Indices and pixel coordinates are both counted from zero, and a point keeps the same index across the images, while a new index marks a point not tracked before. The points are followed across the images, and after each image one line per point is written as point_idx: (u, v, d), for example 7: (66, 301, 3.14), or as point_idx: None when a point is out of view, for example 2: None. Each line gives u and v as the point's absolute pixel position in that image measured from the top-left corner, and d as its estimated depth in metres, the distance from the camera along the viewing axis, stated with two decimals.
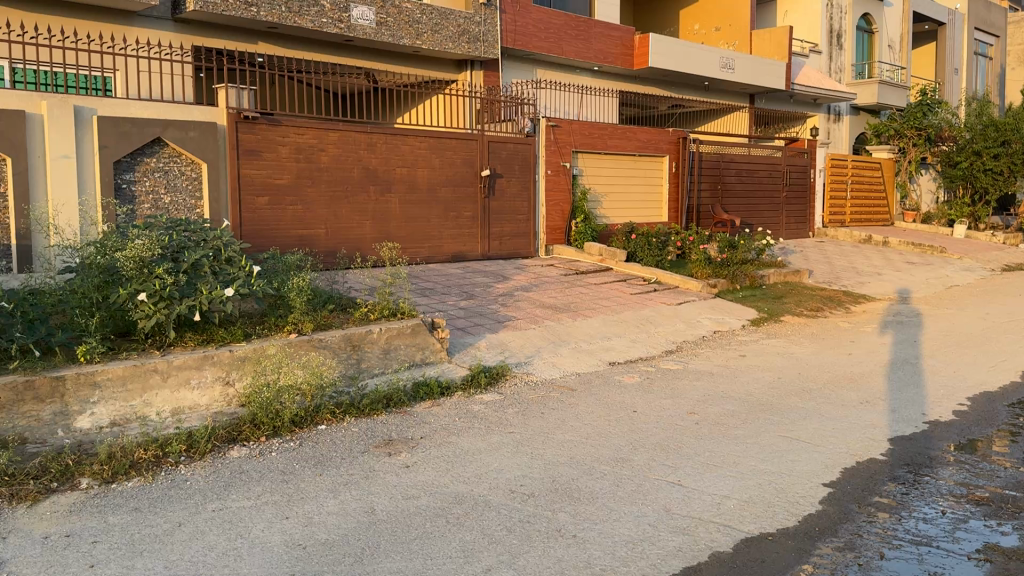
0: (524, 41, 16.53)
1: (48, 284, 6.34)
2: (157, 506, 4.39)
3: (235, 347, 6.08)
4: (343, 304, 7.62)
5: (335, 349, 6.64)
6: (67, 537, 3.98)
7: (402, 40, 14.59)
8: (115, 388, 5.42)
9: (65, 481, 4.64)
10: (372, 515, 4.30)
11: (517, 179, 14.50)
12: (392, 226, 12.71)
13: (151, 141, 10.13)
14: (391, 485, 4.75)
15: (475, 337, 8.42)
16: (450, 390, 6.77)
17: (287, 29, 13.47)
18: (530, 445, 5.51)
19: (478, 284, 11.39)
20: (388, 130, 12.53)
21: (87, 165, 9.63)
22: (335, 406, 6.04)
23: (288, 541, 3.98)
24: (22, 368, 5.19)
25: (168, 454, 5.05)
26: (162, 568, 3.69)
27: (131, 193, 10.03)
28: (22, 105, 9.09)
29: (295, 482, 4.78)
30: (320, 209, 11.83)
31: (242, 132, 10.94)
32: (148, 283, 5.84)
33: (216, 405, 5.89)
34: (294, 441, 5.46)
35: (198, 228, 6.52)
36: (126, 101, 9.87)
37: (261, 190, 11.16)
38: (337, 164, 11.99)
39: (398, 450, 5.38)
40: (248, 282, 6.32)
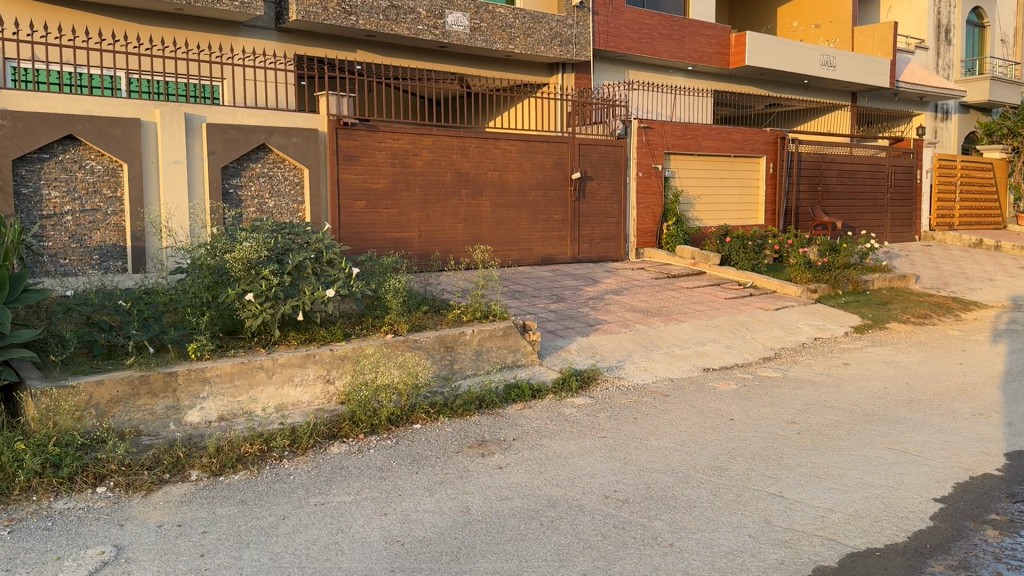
0: (616, 43, 16.41)
1: (161, 284, 6.61)
2: (263, 499, 4.54)
3: (335, 347, 6.24)
4: (436, 307, 7.71)
5: (428, 350, 6.73)
6: (178, 527, 4.16)
7: (495, 45, 14.71)
8: (223, 385, 5.64)
9: (177, 473, 4.85)
10: (467, 515, 4.33)
11: (608, 182, 14.41)
12: (483, 229, 12.83)
13: (257, 147, 10.52)
14: (484, 486, 4.78)
15: (566, 340, 8.39)
16: (542, 392, 6.76)
17: (383, 37, 13.77)
18: (624, 450, 5.45)
19: (568, 287, 11.36)
20: (480, 134, 12.66)
21: (197, 171, 10.06)
22: (429, 405, 6.12)
23: (387, 537, 4.05)
24: (138, 364, 5.46)
25: (273, 448, 5.22)
26: (267, 559, 3.81)
27: (238, 197, 10.43)
28: (138, 113, 9.57)
29: (392, 479, 4.87)
30: (414, 211, 12.05)
31: (342, 138, 11.24)
32: (255, 284, 6.07)
33: (316, 402, 6.07)
34: (391, 439, 5.57)
35: (301, 231, 6.71)
36: (234, 109, 10.27)
37: (358, 194, 11.46)
38: (432, 168, 12.19)
39: (492, 451, 5.41)
40: (348, 283, 6.49)
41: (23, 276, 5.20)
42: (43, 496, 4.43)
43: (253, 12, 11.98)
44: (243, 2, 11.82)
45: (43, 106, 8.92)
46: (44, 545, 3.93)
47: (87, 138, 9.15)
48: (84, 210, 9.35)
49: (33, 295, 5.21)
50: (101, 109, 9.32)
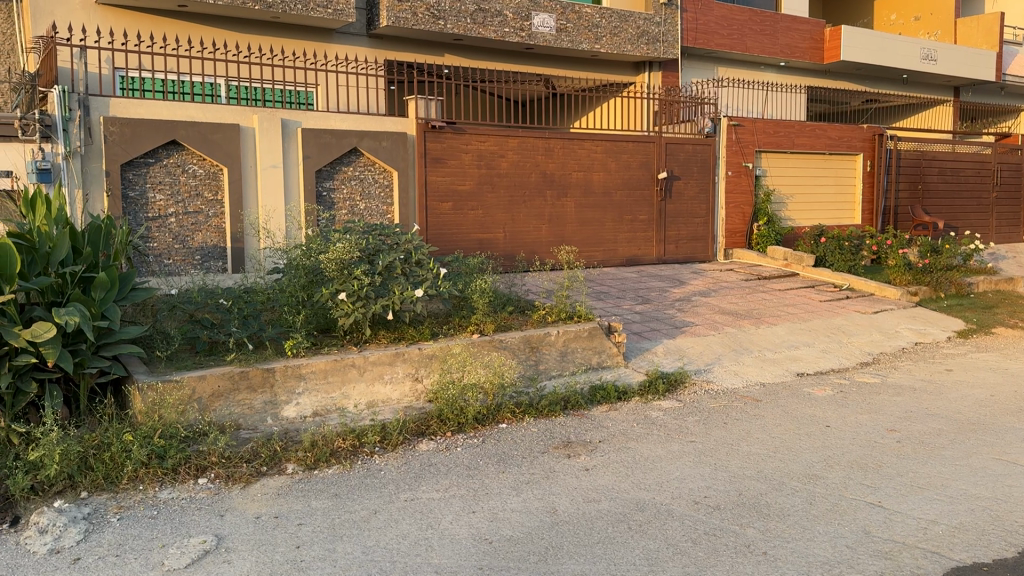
0: (705, 40, 16.14)
1: (259, 283, 6.83)
2: (355, 494, 4.65)
3: (423, 346, 6.34)
4: (522, 307, 7.74)
5: (514, 350, 6.75)
6: (276, 518, 4.29)
7: (581, 45, 14.68)
8: (317, 381, 5.80)
9: (274, 465, 5.02)
10: (554, 516, 4.32)
11: (696, 182, 14.17)
12: (568, 230, 12.81)
13: (349, 151, 10.79)
14: (571, 487, 4.76)
15: (653, 342, 8.28)
16: (628, 395, 6.69)
17: (471, 40, 13.92)
18: (714, 455, 5.35)
19: (654, 288, 11.23)
20: (566, 135, 12.65)
21: (292, 174, 10.40)
22: (515, 405, 6.13)
23: (475, 534, 4.08)
24: (237, 360, 5.68)
25: (364, 444, 5.34)
26: (360, 552, 3.89)
27: (331, 199, 10.72)
28: (237, 119, 9.95)
29: (479, 477, 4.90)
30: (500, 212, 12.14)
31: (430, 141, 11.41)
32: (347, 284, 6.23)
33: (405, 399, 6.17)
34: (478, 438, 5.62)
35: (391, 232, 6.81)
36: (327, 114, 10.55)
37: (445, 196, 11.62)
38: (517, 170, 12.25)
39: (577, 452, 5.39)
40: (436, 283, 6.60)
41: (131, 274, 5.43)
42: (149, 485, 4.64)
43: (346, 19, 12.31)
44: (335, 10, 12.16)
45: (149, 113, 9.37)
46: (151, 533, 4.11)
47: (190, 143, 9.57)
48: (187, 212, 9.75)
49: (141, 293, 5.44)
50: (202, 114, 9.73)
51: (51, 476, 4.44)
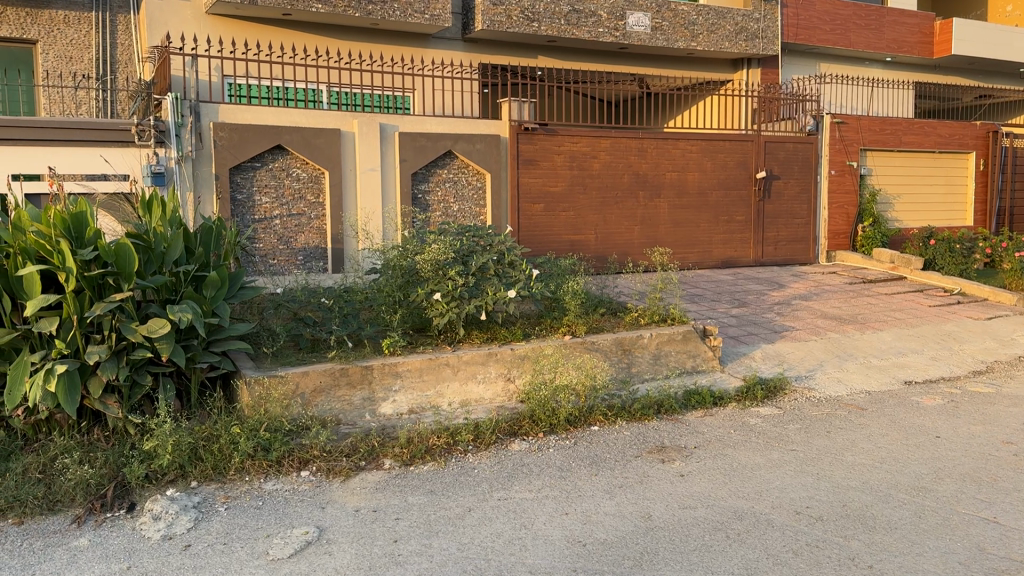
0: (807, 35, 15.65)
1: (357, 283, 7.00)
2: (450, 491, 4.72)
3: (515, 346, 6.37)
4: (614, 309, 7.70)
5: (606, 352, 6.70)
6: (374, 512, 4.40)
7: (676, 44, 14.47)
8: (413, 379, 5.91)
9: (371, 460, 5.15)
10: (649, 521, 4.27)
11: (796, 182, 13.75)
12: (661, 231, 12.66)
13: (444, 154, 10.96)
14: (666, 493, 4.70)
15: (750, 346, 8.09)
16: (724, 400, 6.54)
17: (565, 41, 13.90)
18: (817, 464, 5.18)
19: (752, 291, 10.97)
20: (660, 134, 12.49)
21: (390, 177, 10.64)
22: (607, 408, 6.09)
23: (569, 536, 4.08)
24: (337, 357, 5.85)
25: (458, 442, 5.41)
26: (455, 549, 3.94)
27: (426, 201, 10.92)
28: (338, 123, 10.25)
29: (572, 479, 4.90)
30: (592, 214, 12.09)
31: (523, 142, 11.47)
32: (442, 284, 6.33)
33: (498, 399, 6.21)
34: (569, 439, 5.61)
35: (485, 233, 6.85)
36: (424, 118, 10.74)
37: (538, 197, 11.66)
38: (610, 171, 12.17)
39: (672, 457, 5.31)
40: (528, 284, 6.61)
41: (239, 274, 5.65)
42: (254, 476, 4.84)
43: (442, 24, 12.52)
44: (432, 15, 12.38)
45: (255, 118, 9.75)
46: (256, 522, 4.28)
47: (293, 147, 9.92)
48: (291, 214, 10.10)
49: (248, 291, 5.65)
50: (306, 120, 10.07)
51: (165, 465, 4.68)
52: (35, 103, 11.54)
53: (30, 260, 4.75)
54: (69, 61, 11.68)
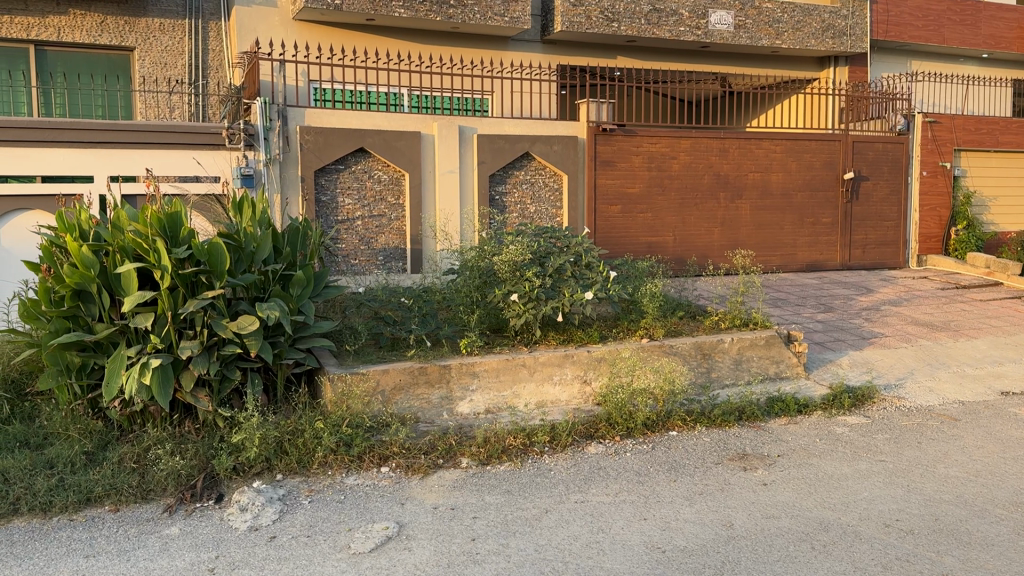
0: (897, 32, 15.11)
1: (436, 283, 7.09)
2: (527, 491, 4.72)
3: (592, 348, 6.31)
4: (693, 312, 7.57)
5: (686, 356, 6.55)
6: (452, 510, 4.44)
7: (760, 42, 14.16)
8: (490, 379, 5.93)
9: (449, 458, 5.21)
10: (730, 530, 4.18)
11: (886, 183, 13.27)
12: (742, 234, 12.41)
13: (522, 155, 10.99)
14: (748, 501, 4.59)
15: (837, 353, 7.84)
16: (809, 408, 6.35)
17: (645, 40, 13.77)
18: (907, 476, 4.98)
19: (838, 296, 10.63)
20: (742, 134, 12.25)
21: (468, 179, 10.74)
22: (686, 412, 5.97)
23: (648, 542, 4.02)
24: (416, 356, 5.92)
25: (534, 443, 5.41)
26: (533, 550, 3.93)
27: (503, 203, 10.97)
28: (418, 126, 10.39)
29: (650, 484, 4.83)
30: (670, 215, 11.95)
31: (601, 143, 11.41)
32: (519, 285, 6.33)
33: (574, 401, 6.18)
34: (647, 444, 5.54)
35: (562, 235, 6.81)
36: (502, 119, 10.79)
37: (616, 198, 11.59)
38: (690, 172, 12.00)
39: (754, 465, 5.18)
40: (605, 286, 6.53)
41: (324, 274, 5.78)
42: (337, 471, 4.96)
43: (521, 26, 12.56)
44: (512, 18, 12.44)
45: (339, 122, 9.98)
46: (339, 516, 4.37)
47: (376, 150, 10.12)
48: (371, 215, 10.30)
49: (332, 290, 5.77)
50: (387, 123, 10.25)
51: (252, 458, 4.83)
52: (132, 108, 12.00)
53: (128, 258, 4.94)
54: (163, 67, 12.14)
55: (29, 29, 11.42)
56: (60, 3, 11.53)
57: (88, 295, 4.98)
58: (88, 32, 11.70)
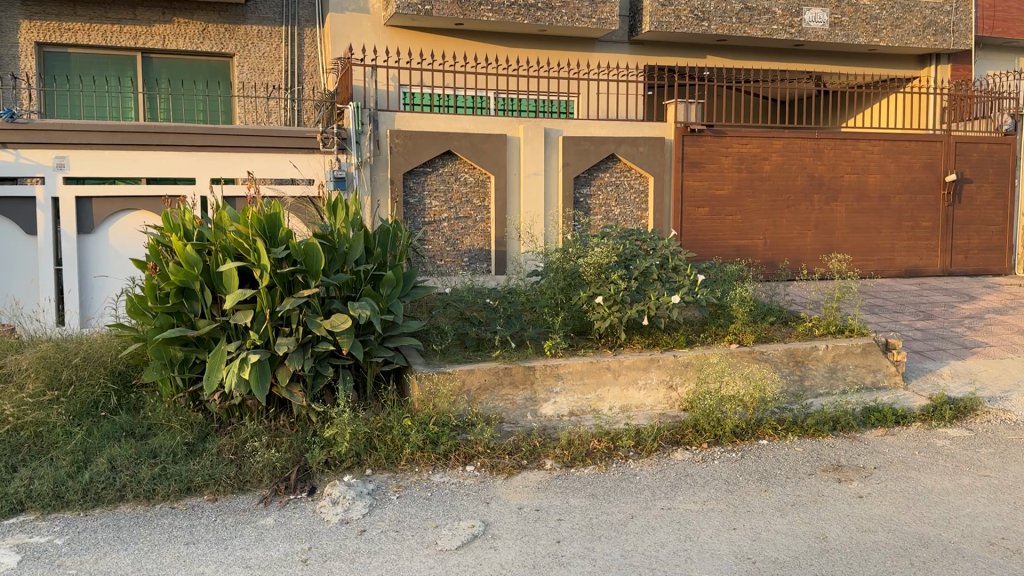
0: (1004, 28, 14.47)
1: (521, 284, 7.13)
2: (612, 496, 4.69)
3: (679, 353, 6.21)
4: (785, 318, 7.40)
5: (778, 363, 6.38)
6: (537, 511, 4.45)
7: (857, 40, 13.68)
8: (574, 381, 5.90)
9: (533, 460, 5.23)
10: (824, 542, 4.06)
11: (991, 186, 12.63)
12: (836, 237, 12.04)
13: (607, 157, 10.93)
14: (842, 514, 4.44)
15: (937, 363, 7.52)
16: (907, 419, 6.09)
17: (736, 39, 13.52)
18: (1014, 493, 4.72)
19: (939, 303, 10.18)
20: (837, 134, 11.88)
21: (553, 181, 10.75)
22: (777, 421, 5.81)
23: (737, 552, 3.94)
24: (501, 356, 5.97)
25: (619, 447, 5.37)
26: (619, 556, 3.90)
27: (588, 205, 10.95)
28: (504, 129, 10.48)
29: (740, 494, 4.73)
30: (761, 218, 11.69)
31: (688, 144, 11.25)
32: (604, 288, 6.28)
33: (659, 406, 6.10)
34: (736, 453, 5.43)
35: (649, 237, 6.74)
36: (588, 121, 10.78)
37: (703, 200, 11.41)
38: (782, 173, 11.71)
39: (850, 477, 5.01)
40: (693, 290, 6.40)
41: (412, 274, 5.88)
42: (423, 469, 5.05)
43: (610, 27, 12.50)
44: (600, 19, 12.39)
45: (428, 125, 10.16)
46: (426, 513, 4.44)
47: (462, 152, 10.26)
48: (457, 217, 10.46)
49: (420, 291, 5.86)
50: (474, 126, 10.36)
51: (343, 453, 4.97)
52: (232, 113, 12.47)
53: (230, 257, 5.14)
54: (261, 73, 12.59)
55: (137, 37, 12.01)
56: (166, 12, 12.08)
57: (191, 292, 5.18)
58: (191, 40, 12.23)
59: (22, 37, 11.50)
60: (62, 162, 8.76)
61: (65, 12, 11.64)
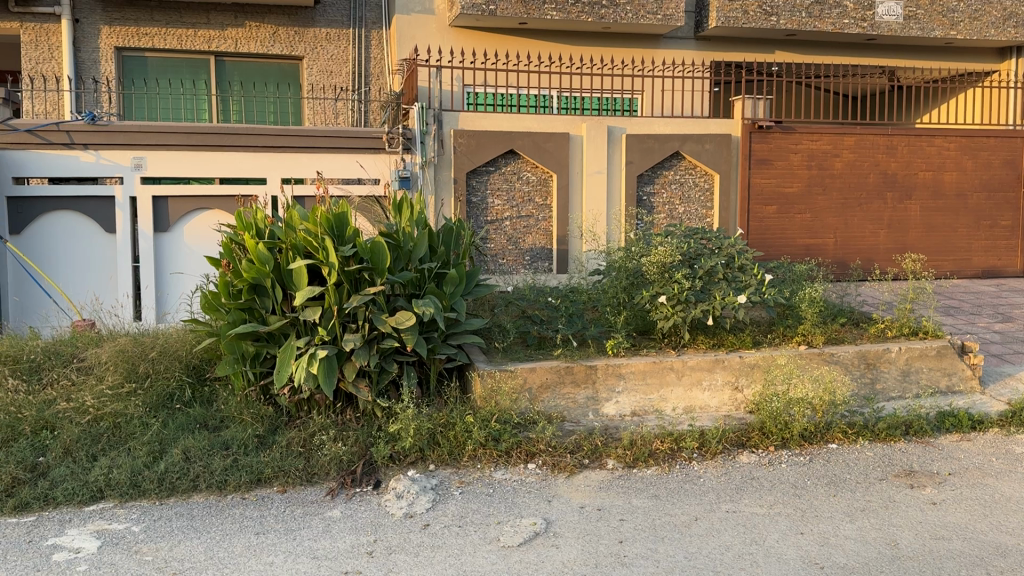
0: None
1: (583, 283, 7.12)
2: (675, 497, 4.65)
3: (745, 354, 6.12)
4: (856, 319, 7.23)
5: (848, 366, 6.23)
6: (598, 511, 4.45)
7: (933, 33, 13.26)
8: (637, 381, 5.87)
9: (595, 459, 5.22)
10: (895, 549, 3.95)
11: None
12: (910, 237, 11.69)
13: (671, 155, 10.82)
14: (914, 521, 4.31)
15: (1017, 367, 7.23)
16: (984, 424, 5.88)
17: (805, 34, 13.24)
18: None
19: (1018, 305, 9.79)
20: (912, 130, 11.51)
21: (616, 180, 10.70)
22: (848, 425, 5.67)
23: (805, 557, 3.87)
24: (563, 355, 5.98)
25: (683, 448, 5.32)
26: (683, 558, 3.87)
27: (651, 203, 10.85)
28: (567, 127, 10.46)
29: (808, 498, 4.64)
30: (830, 216, 11.42)
31: (756, 141, 11.06)
32: (668, 287, 6.21)
33: (725, 408, 6.02)
34: (805, 456, 5.32)
35: (715, 236, 6.66)
36: (652, 119, 10.68)
37: (771, 198, 11.20)
38: (853, 170, 11.41)
39: (923, 483, 4.86)
40: (760, 290, 6.29)
41: (475, 272, 5.91)
42: (486, 465, 5.10)
43: (675, 24, 12.37)
44: (665, 15, 12.27)
45: (491, 125, 10.23)
46: (488, 509, 4.48)
47: (525, 151, 10.30)
48: (520, 216, 10.51)
49: (482, 289, 5.90)
50: (537, 125, 10.38)
51: (407, 448, 5.05)
52: (301, 114, 12.75)
53: (299, 255, 5.26)
54: (329, 75, 12.84)
55: (210, 41, 12.37)
56: (238, 16, 12.41)
57: (262, 289, 5.32)
58: (262, 43, 12.54)
59: (102, 42, 11.95)
60: (140, 163, 9.11)
61: (143, 18, 12.04)
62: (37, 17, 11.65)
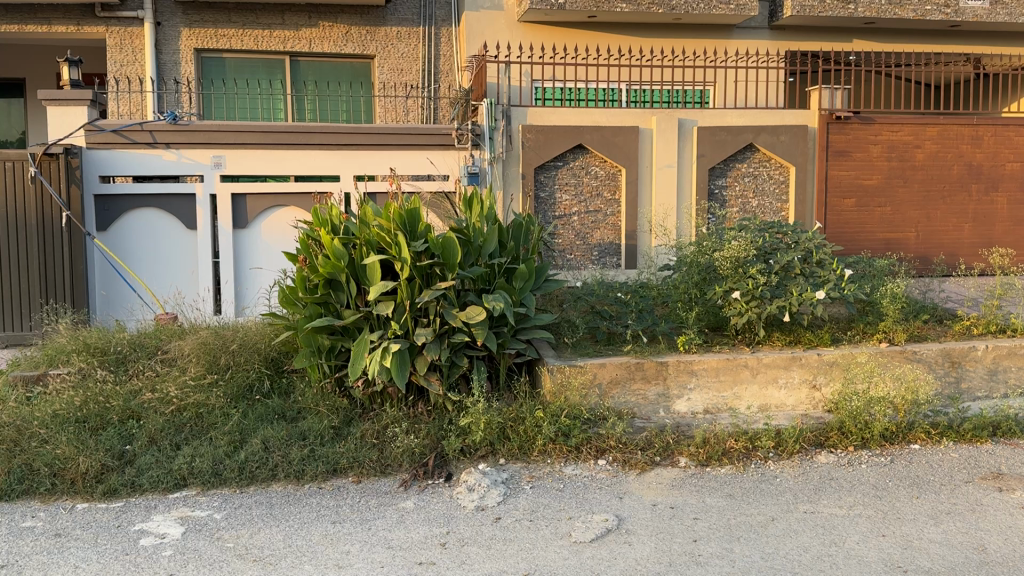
0: None
1: (653, 278, 7.04)
2: (751, 497, 4.57)
3: (823, 351, 5.96)
4: (939, 316, 6.99)
5: (932, 364, 6.01)
6: (672, 509, 4.40)
7: (1022, 18, 12.70)
8: (709, 378, 5.77)
9: (667, 456, 5.17)
10: (983, 554, 3.80)
11: None
12: (995, 230, 11.23)
13: (744, 147, 10.61)
14: (1003, 525, 4.14)
15: None
16: None
17: (885, 22, 12.82)
18: None
19: None
20: (998, 119, 11.07)
21: (687, 174, 10.55)
22: (931, 425, 5.47)
23: (888, 560, 3.76)
24: (634, 352, 5.93)
25: (758, 447, 5.21)
26: (760, 558, 3.80)
27: (723, 197, 10.66)
28: (637, 121, 10.37)
29: (890, 500, 4.50)
30: (911, 209, 11.04)
31: (833, 132, 10.74)
32: (741, 282, 6.08)
33: (801, 407, 5.89)
34: (886, 457, 5.17)
35: (791, 229, 6.51)
36: (725, 111, 10.49)
37: (848, 191, 10.88)
38: (935, 161, 11.00)
39: (1013, 486, 4.66)
40: (839, 285, 6.11)
41: (544, 267, 5.90)
42: (556, 460, 5.10)
43: (748, 14, 12.15)
44: (738, 6, 12.05)
45: (560, 120, 10.21)
46: (559, 504, 4.48)
47: (595, 146, 10.23)
48: (588, 211, 10.46)
49: (551, 285, 5.89)
50: (607, 119, 10.31)
51: (477, 441, 5.10)
52: (372, 112, 12.95)
53: (372, 250, 5.33)
54: (400, 73, 13.00)
55: (285, 41, 12.66)
56: (312, 16, 12.67)
57: (337, 284, 5.43)
58: (335, 43, 12.77)
59: (182, 44, 12.33)
60: (219, 161, 9.37)
61: (221, 19, 12.38)
62: (122, 21, 12.08)
